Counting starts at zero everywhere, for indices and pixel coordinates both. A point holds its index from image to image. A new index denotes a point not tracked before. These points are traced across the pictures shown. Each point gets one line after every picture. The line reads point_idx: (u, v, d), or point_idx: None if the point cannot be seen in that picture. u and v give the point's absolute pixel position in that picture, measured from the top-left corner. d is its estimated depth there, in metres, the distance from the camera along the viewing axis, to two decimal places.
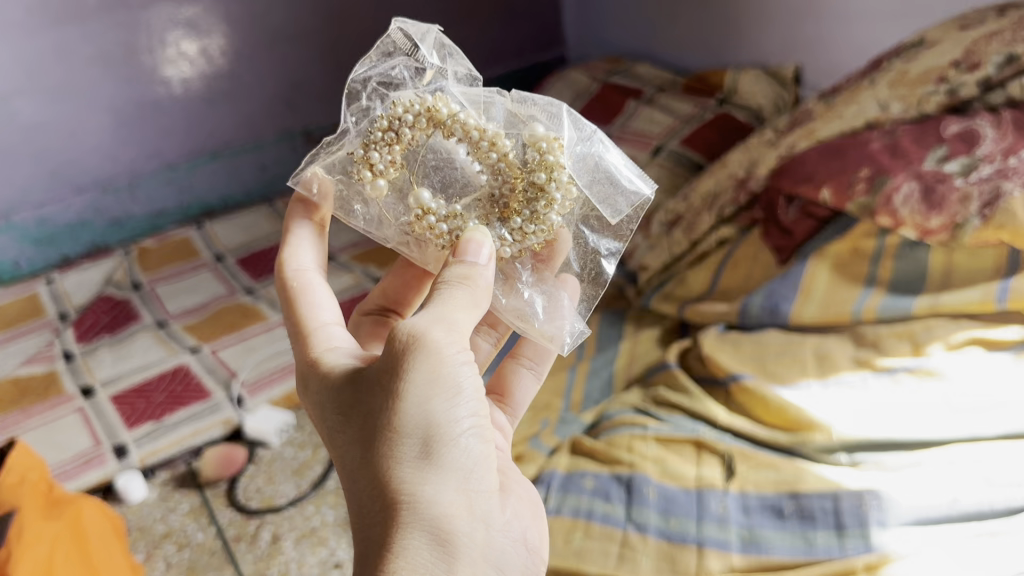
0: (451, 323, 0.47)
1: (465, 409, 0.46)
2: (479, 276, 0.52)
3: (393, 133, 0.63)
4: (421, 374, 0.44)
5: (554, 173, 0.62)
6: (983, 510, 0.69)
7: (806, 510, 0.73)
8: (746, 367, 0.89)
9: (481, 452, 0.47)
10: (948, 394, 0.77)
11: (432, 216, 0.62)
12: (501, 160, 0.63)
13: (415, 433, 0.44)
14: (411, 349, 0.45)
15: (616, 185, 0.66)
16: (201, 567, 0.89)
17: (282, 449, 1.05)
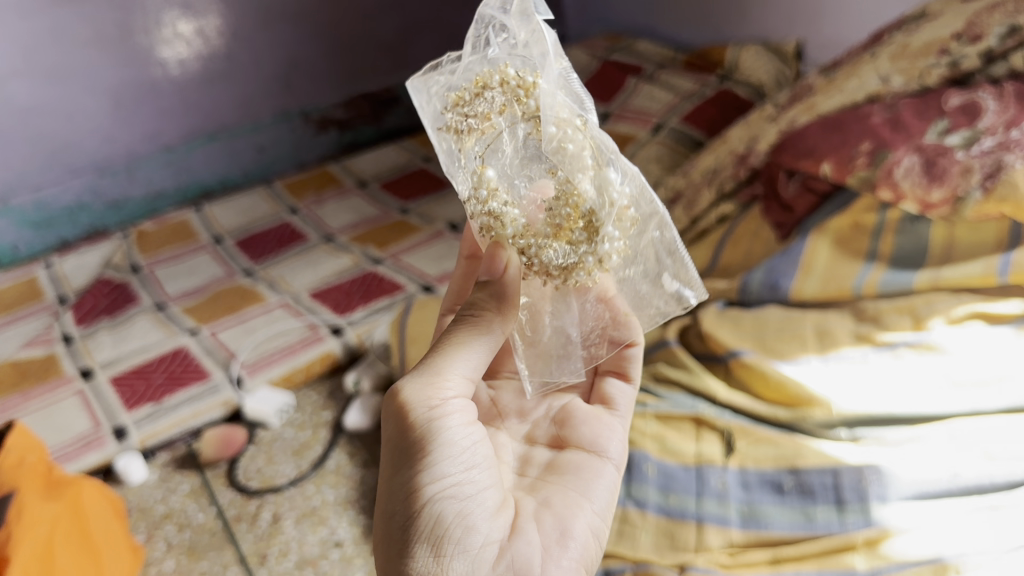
0: (420, 376, 0.53)
1: (442, 465, 0.50)
2: (493, 302, 0.56)
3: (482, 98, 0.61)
4: (397, 441, 0.52)
5: (600, 236, 0.61)
6: (983, 484, 0.69)
7: (805, 485, 0.73)
8: (745, 343, 0.88)
9: (458, 507, 0.50)
10: (949, 369, 0.76)
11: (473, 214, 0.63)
12: (571, 196, 0.61)
13: (394, 499, 0.51)
14: (393, 411, 0.52)
15: (430, 396, 0.52)
16: (202, 547, 0.89)
17: (282, 430, 1.04)
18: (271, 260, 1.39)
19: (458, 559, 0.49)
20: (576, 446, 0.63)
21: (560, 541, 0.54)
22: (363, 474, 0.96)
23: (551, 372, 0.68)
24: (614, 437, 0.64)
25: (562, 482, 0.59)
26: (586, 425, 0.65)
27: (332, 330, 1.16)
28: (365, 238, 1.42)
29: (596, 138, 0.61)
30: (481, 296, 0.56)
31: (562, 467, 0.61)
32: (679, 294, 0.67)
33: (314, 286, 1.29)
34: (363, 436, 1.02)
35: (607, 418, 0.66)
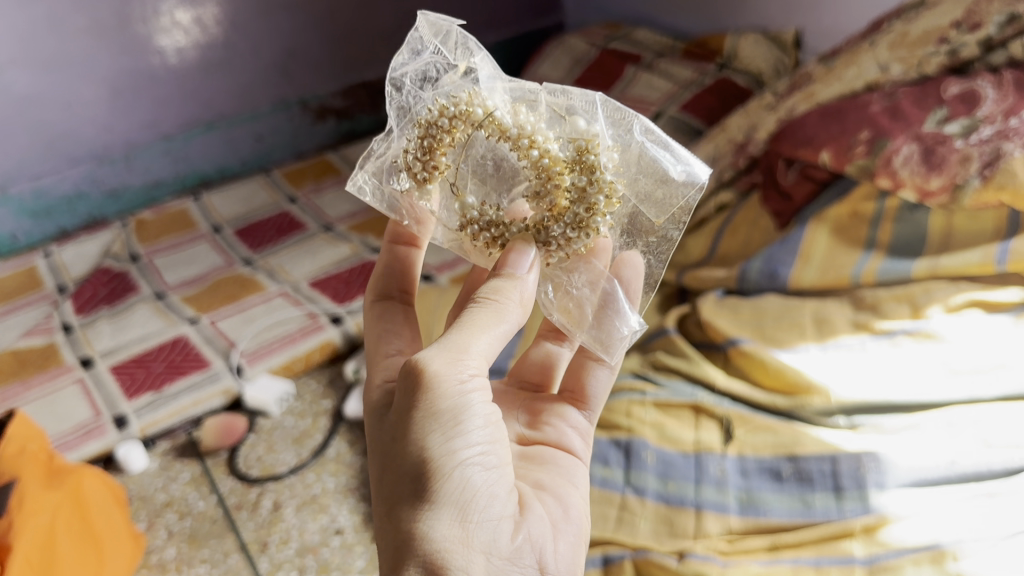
0: (448, 346, 0.49)
1: (468, 439, 0.48)
2: (514, 288, 0.53)
3: (431, 138, 0.60)
4: (421, 411, 0.47)
5: (596, 173, 0.58)
6: (980, 471, 0.70)
7: (803, 473, 0.74)
8: (744, 332, 0.88)
9: (482, 483, 0.48)
10: (947, 357, 0.77)
11: (477, 221, 0.61)
12: (544, 156, 0.58)
13: (414, 471, 0.47)
14: (417, 381, 0.47)
15: (459, 370, 0.48)
16: (203, 535, 0.90)
17: (282, 418, 1.05)
18: (270, 249, 1.39)
19: (480, 529, 0.47)
20: (549, 442, 0.63)
21: (564, 516, 0.56)
22: (364, 463, 0.96)
23: (611, 333, 0.63)
24: (579, 438, 0.65)
25: (541, 470, 0.60)
26: (553, 422, 0.65)
27: (332, 319, 1.16)
28: (363, 227, 1.42)
29: (548, 103, 0.61)
30: (502, 283, 0.53)
31: (539, 457, 0.61)
32: (687, 175, 0.62)
33: (313, 275, 1.30)
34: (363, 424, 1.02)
35: (576, 414, 0.66)
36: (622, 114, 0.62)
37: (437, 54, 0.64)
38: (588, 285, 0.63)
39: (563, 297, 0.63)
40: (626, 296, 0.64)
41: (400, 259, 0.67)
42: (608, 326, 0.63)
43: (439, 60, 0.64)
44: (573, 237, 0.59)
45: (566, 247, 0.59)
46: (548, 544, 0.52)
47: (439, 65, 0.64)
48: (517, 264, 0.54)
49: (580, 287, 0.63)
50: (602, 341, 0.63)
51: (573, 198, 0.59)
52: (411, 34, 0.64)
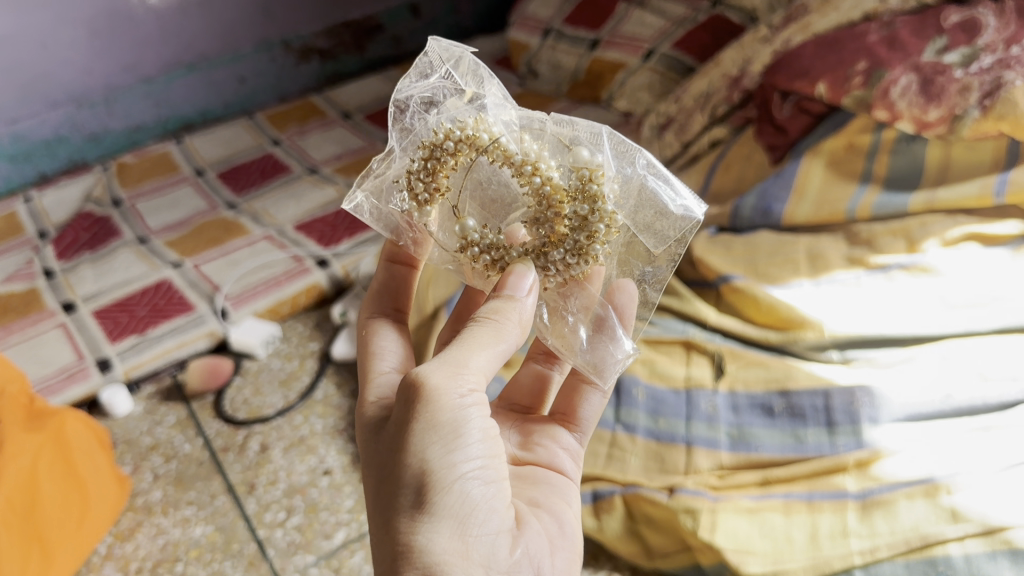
0: (449, 362, 0.48)
1: (467, 452, 0.47)
2: (513, 310, 0.52)
3: (435, 160, 0.58)
4: (420, 422, 0.46)
5: (598, 203, 0.57)
6: (975, 405, 0.70)
7: (795, 408, 0.73)
8: (737, 268, 0.86)
9: (481, 496, 0.47)
10: (942, 290, 0.76)
11: (477, 246, 0.59)
12: (547, 183, 0.57)
13: (412, 482, 0.45)
14: (417, 395, 0.46)
15: (459, 385, 0.47)
16: (189, 478, 0.89)
17: (269, 361, 1.03)
18: (254, 192, 1.37)
19: (478, 543, 0.46)
20: (542, 464, 0.63)
21: (561, 532, 0.56)
22: (352, 404, 0.95)
23: (605, 358, 0.63)
24: (569, 460, 0.65)
25: (534, 488, 0.59)
26: (544, 443, 0.64)
27: (318, 263, 1.14)
28: (348, 169, 1.40)
29: (551, 133, 0.61)
30: (500, 304, 0.52)
31: (532, 476, 0.60)
32: (686, 210, 0.61)
33: (299, 218, 1.27)
34: (351, 366, 1.01)
35: (566, 436, 0.66)
36: (627, 147, 0.61)
37: (445, 81, 0.62)
38: (581, 313, 0.63)
39: (559, 324, 0.63)
40: (621, 323, 0.63)
41: (395, 278, 0.64)
42: (601, 351, 0.63)
43: (445, 86, 0.62)
44: (572, 264, 0.58)
45: (564, 272, 0.59)
46: (546, 560, 0.52)
47: (445, 90, 0.62)
48: (516, 287, 0.54)
49: (574, 315, 0.63)
50: (598, 365, 0.63)
51: (575, 226, 0.58)
52: (421, 59, 0.63)
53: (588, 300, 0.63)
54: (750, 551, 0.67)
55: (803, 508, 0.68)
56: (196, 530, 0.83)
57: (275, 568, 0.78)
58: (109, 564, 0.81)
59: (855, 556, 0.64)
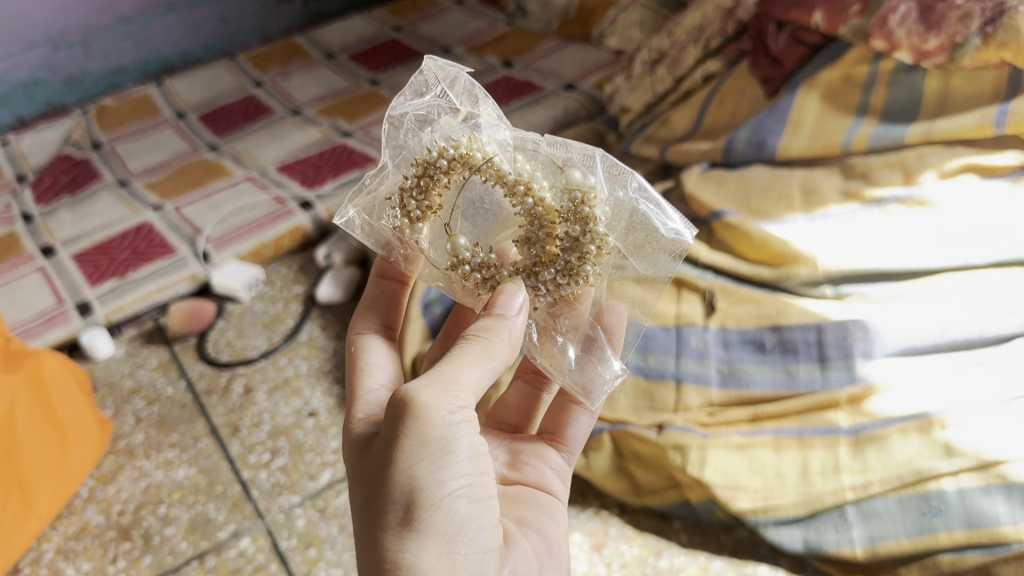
0: (438, 379, 0.47)
1: (456, 469, 0.46)
2: (502, 329, 0.51)
3: (427, 178, 0.57)
4: (409, 439, 0.45)
5: (590, 224, 0.56)
6: (971, 339, 0.68)
7: (787, 343, 0.72)
8: (729, 204, 0.84)
9: (469, 513, 0.46)
10: (938, 222, 0.74)
11: (467, 265, 0.58)
12: (538, 204, 0.56)
13: (400, 498, 0.44)
14: (405, 412, 0.45)
15: (448, 402, 0.46)
16: (172, 420, 0.87)
17: (252, 304, 1.01)
18: (236, 134, 1.33)
19: (464, 561, 0.45)
20: (529, 485, 0.62)
21: (548, 551, 0.56)
22: (338, 346, 0.94)
23: (593, 378, 0.61)
24: (556, 482, 0.64)
25: (521, 507, 0.59)
26: (532, 462, 0.63)
27: (300, 204, 1.12)
28: (332, 110, 1.37)
29: (544, 154, 0.59)
30: (490, 321, 0.52)
31: (520, 497, 0.60)
32: (677, 235, 0.59)
33: (282, 159, 1.24)
34: (336, 308, 0.99)
35: (554, 454, 0.65)
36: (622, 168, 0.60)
37: (442, 99, 0.61)
38: (570, 334, 0.62)
39: (548, 346, 0.61)
40: (610, 344, 0.62)
41: (383, 293, 0.62)
42: (590, 373, 0.62)
43: (440, 104, 0.60)
44: (562, 284, 0.57)
45: (554, 292, 0.58)
46: None
47: (441, 107, 0.61)
48: (507, 306, 0.53)
49: (563, 335, 0.61)
50: (587, 387, 0.61)
51: (566, 247, 0.57)
52: (417, 76, 0.62)
53: (576, 323, 0.62)
54: (740, 486, 0.67)
55: (794, 444, 0.67)
56: (179, 472, 0.82)
57: (260, 509, 0.77)
58: (91, 507, 0.80)
59: (847, 492, 0.64)
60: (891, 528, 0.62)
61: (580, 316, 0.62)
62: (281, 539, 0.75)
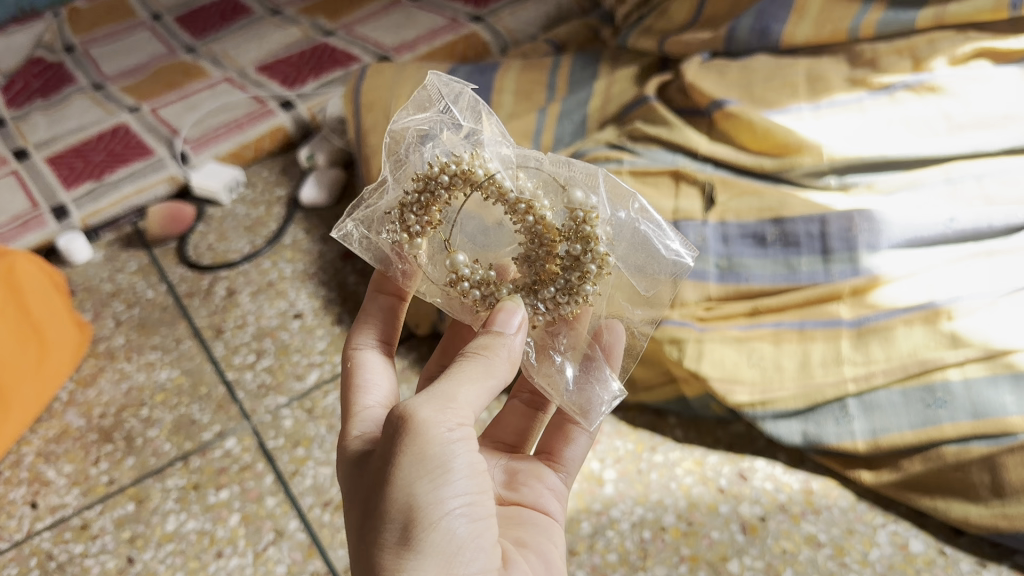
0: (437, 395, 0.43)
1: (456, 486, 0.41)
2: (503, 347, 0.47)
3: (427, 194, 0.53)
4: (407, 456, 0.40)
5: (590, 244, 0.52)
6: (980, 229, 0.66)
7: (789, 237, 0.68)
8: (731, 94, 0.80)
9: (473, 535, 0.41)
10: (949, 110, 0.71)
11: (466, 282, 0.53)
12: (539, 222, 0.53)
13: (398, 517, 0.40)
14: (402, 429, 0.41)
15: (447, 419, 0.42)
16: (153, 323, 0.85)
17: (234, 207, 0.98)
18: (214, 36, 1.28)
19: None
20: (526, 504, 0.55)
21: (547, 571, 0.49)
22: (323, 249, 0.91)
23: (591, 398, 0.57)
24: (555, 504, 0.57)
25: (520, 530, 0.52)
26: (530, 482, 0.57)
27: (282, 105, 1.07)
28: (313, 9, 1.31)
29: (547, 172, 0.55)
30: (485, 338, 0.47)
31: (517, 517, 0.53)
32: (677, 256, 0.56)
33: (261, 60, 1.19)
34: (320, 212, 0.96)
35: (551, 475, 0.59)
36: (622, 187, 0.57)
37: (445, 115, 0.57)
38: (569, 352, 0.58)
39: (545, 364, 0.57)
40: (609, 363, 0.58)
41: (381, 308, 0.56)
42: (588, 395, 0.57)
43: (442, 120, 0.57)
44: (562, 304, 0.53)
45: (553, 311, 0.54)
46: None
47: (445, 123, 0.57)
48: (506, 324, 0.48)
49: (562, 354, 0.57)
50: (585, 406, 0.57)
51: (568, 266, 0.53)
52: (421, 91, 0.58)
53: (573, 341, 0.58)
54: (738, 380, 0.65)
55: (794, 337, 0.65)
56: (162, 374, 0.80)
57: (246, 410, 0.75)
58: (71, 410, 0.78)
59: (849, 384, 0.62)
60: (893, 420, 0.60)
61: (578, 332, 0.58)
62: (268, 439, 0.73)
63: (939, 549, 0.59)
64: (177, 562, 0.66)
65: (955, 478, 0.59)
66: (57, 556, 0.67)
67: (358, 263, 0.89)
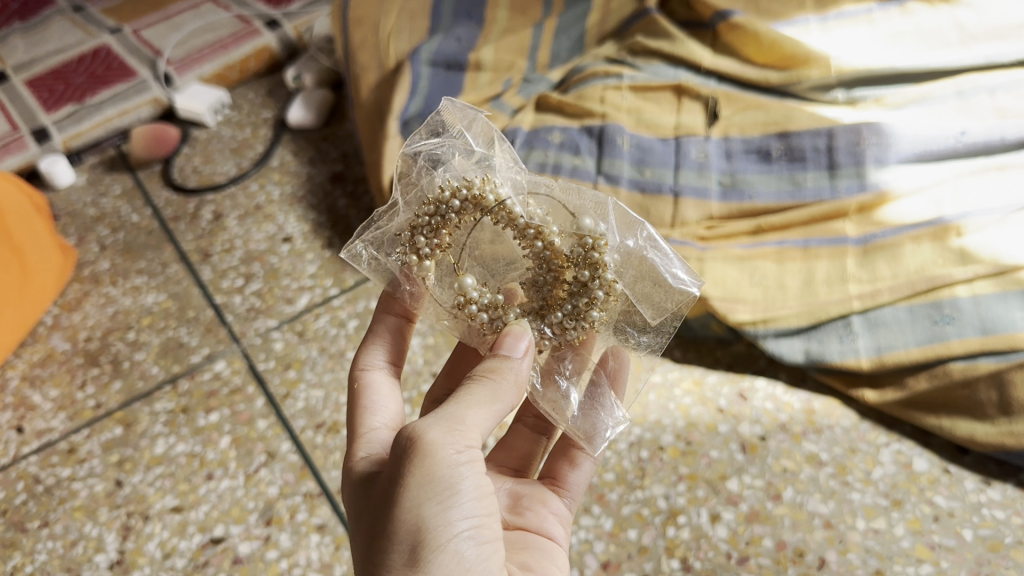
0: (444, 418, 0.39)
1: (465, 508, 0.38)
2: (512, 373, 0.43)
3: (438, 217, 0.49)
4: (414, 477, 0.37)
5: (599, 269, 0.49)
6: (992, 142, 0.64)
7: (795, 152, 0.67)
8: (737, 4, 0.76)
9: (484, 563, 0.38)
10: (963, 22, 0.69)
11: (474, 304, 0.49)
12: (547, 248, 0.49)
13: (406, 538, 0.37)
14: (408, 452, 0.38)
15: (456, 442, 0.39)
16: (139, 247, 0.83)
17: (220, 130, 0.95)
18: None
19: None
20: (529, 530, 0.50)
21: None
22: (311, 172, 0.88)
23: (596, 424, 0.52)
24: (560, 531, 0.51)
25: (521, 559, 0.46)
26: (534, 506, 0.51)
27: (266, 24, 1.03)
28: None
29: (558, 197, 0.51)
30: (490, 363, 0.44)
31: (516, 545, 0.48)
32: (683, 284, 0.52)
33: None
34: (307, 133, 0.93)
35: (555, 499, 0.52)
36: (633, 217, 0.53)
37: (459, 139, 0.52)
38: (575, 379, 0.53)
39: (550, 390, 0.52)
40: (614, 391, 0.53)
41: (387, 331, 0.51)
42: (593, 420, 0.52)
43: (456, 143, 0.52)
44: (569, 330, 0.49)
45: (560, 336, 0.50)
46: None
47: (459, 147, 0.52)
48: (513, 348, 0.45)
49: (567, 379, 0.52)
50: (590, 432, 0.52)
51: (578, 293, 0.49)
52: (433, 117, 0.54)
53: (577, 368, 0.53)
54: (740, 299, 0.62)
55: (798, 256, 0.63)
56: (148, 298, 0.78)
57: (234, 333, 0.74)
58: (56, 334, 0.76)
59: (854, 302, 0.60)
60: (899, 337, 0.59)
61: (584, 360, 0.53)
62: (258, 362, 0.71)
63: (944, 468, 0.58)
64: (167, 484, 0.65)
65: (962, 395, 0.57)
66: (44, 480, 0.66)
67: (347, 186, 0.86)
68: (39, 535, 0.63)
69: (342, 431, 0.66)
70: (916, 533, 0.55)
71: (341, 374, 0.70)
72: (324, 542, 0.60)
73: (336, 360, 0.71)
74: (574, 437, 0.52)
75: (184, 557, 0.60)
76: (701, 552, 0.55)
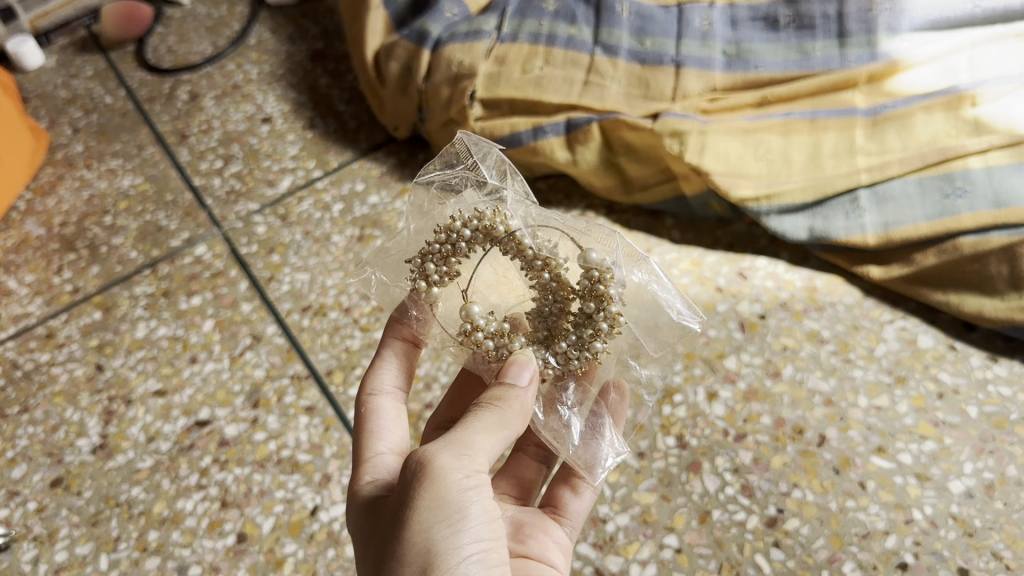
0: (454, 444, 0.36)
1: (474, 532, 0.35)
2: (519, 401, 0.40)
3: (448, 245, 0.45)
4: (424, 500, 0.34)
5: (606, 303, 0.43)
6: (1009, 9, 0.62)
7: (804, 19, 0.63)
8: None
9: None
10: None
11: (479, 332, 0.44)
12: (555, 278, 0.45)
13: (415, 562, 0.34)
14: (416, 478, 0.35)
15: (464, 466, 0.36)
16: (113, 130, 0.79)
17: (194, 8, 0.90)
18: None
19: None
20: (531, 560, 0.43)
21: None
22: (290, 50, 0.84)
23: (594, 452, 0.46)
24: (563, 564, 0.45)
25: None
26: (536, 534, 0.45)
27: None
28: None
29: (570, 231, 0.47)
30: (490, 398, 0.40)
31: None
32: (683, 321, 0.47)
33: None
34: (285, 10, 0.88)
35: (556, 527, 0.46)
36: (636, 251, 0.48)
37: (473, 172, 0.49)
38: (578, 408, 0.47)
39: (552, 418, 0.47)
40: (614, 418, 0.48)
41: (395, 355, 0.47)
42: (596, 449, 0.47)
43: (468, 176, 0.49)
44: (573, 360, 0.45)
45: (565, 367, 0.45)
46: None
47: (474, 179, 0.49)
48: (518, 376, 0.41)
49: (570, 409, 0.47)
50: (588, 457, 0.46)
51: (582, 325, 0.44)
52: (449, 148, 0.51)
53: (575, 396, 0.47)
54: (743, 174, 0.59)
55: (804, 127, 0.60)
56: (124, 181, 0.75)
57: (215, 216, 0.71)
58: (30, 219, 0.73)
59: (862, 175, 0.58)
60: (907, 212, 0.56)
61: (584, 388, 0.48)
62: (240, 246, 0.69)
63: (949, 345, 0.56)
64: (149, 369, 0.63)
65: (971, 271, 0.55)
66: (22, 366, 0.64)
67: (329, 65, 0.82)
68: (19, 421, 0.61)
69: (329, 314, 0.64)
70: (919, 410, 0.54)
71: (326, 258, 0.67)
72: (313, 424, 0.58)
73: (320, 243, 0.68)
74: (575, 466, 0.46)
75: (169, 440, 0.59)
76: (697, 430, 0.54)
